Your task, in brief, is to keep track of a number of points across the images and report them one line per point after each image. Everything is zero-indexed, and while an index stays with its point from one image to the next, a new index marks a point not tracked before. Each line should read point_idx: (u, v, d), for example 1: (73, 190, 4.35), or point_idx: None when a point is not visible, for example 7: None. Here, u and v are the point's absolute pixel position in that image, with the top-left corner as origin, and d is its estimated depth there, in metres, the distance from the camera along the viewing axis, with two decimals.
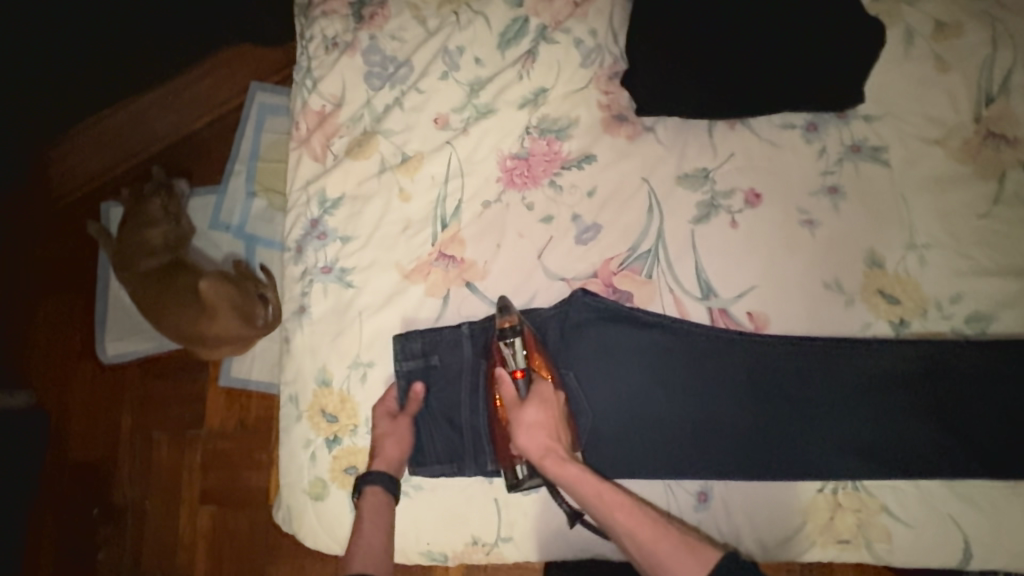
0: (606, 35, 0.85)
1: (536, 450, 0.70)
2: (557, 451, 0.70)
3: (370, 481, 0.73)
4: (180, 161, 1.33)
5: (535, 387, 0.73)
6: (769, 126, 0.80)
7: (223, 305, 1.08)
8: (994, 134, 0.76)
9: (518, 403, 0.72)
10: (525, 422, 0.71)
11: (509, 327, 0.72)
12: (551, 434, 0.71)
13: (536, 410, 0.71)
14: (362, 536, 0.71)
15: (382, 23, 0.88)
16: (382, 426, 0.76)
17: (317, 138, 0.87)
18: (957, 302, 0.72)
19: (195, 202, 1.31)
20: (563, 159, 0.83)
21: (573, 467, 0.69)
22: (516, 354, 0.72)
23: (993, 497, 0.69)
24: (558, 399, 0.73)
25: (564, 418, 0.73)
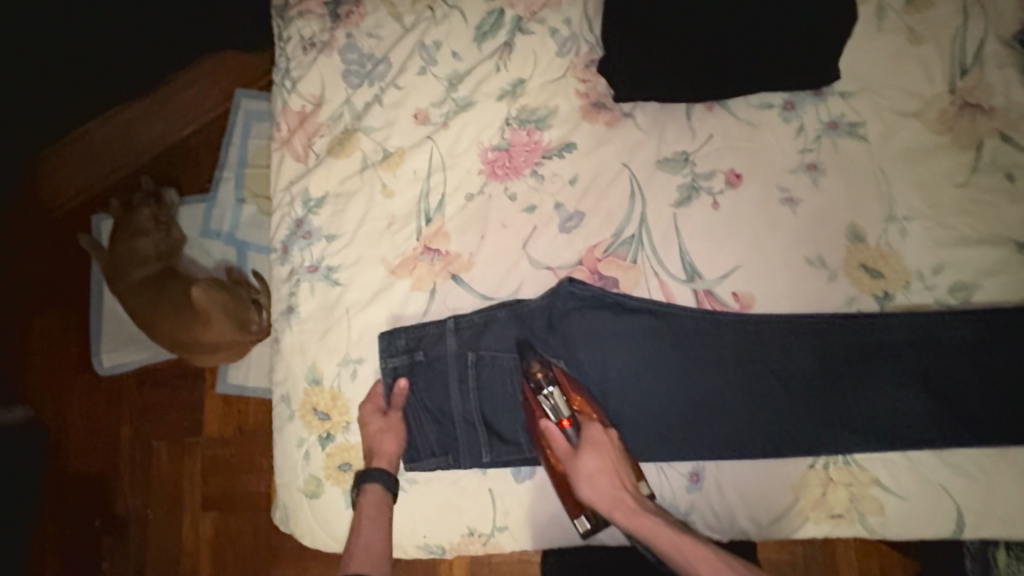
0: (581, 23, 0.85)
1: (602, 501, 0.70)
2: (624, 499, 0.70)
3: (369, 479, 0.74)
4: (169, 170, 1.33)
5: (586, 432, 0.73)
6: (747, 107, 0.81)
7: (214, 310, 1.08)
8: (969, 104, 0.76)
9: (572, 455, 0.72)
10: (584, 474, 0.71)
11: (541, 375, 0.74)
12: (612, 478, 0.70)
13: (593, 458, 0.71)
14: (361, 536, 0.71)
15: (358, 21, 0.88)
16: (377, 426, 0.76)
17: (298, 138, 0.87)
18: (940, 273, 0.73)
19: (185, 210, 1.31)
20: (544, 148, 0.83)
21: (645, 518, 0.69)
22: (558, 406, 0.74)
23: (982, 464, 0.70)
24: (612, 441, 0.72)
25: (622, 459, 0.72)
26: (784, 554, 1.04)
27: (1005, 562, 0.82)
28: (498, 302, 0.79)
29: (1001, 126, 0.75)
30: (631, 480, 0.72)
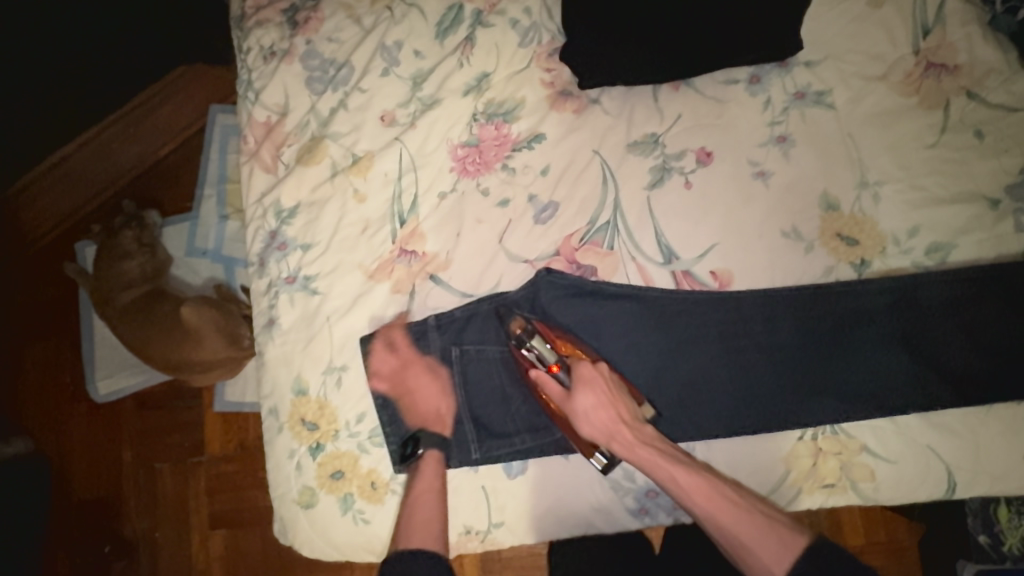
0: (541, 12, 0.85)
1: (602, 435, 0.70)
2: (622, 431, 0.69)
3: (427, 439, 0.76)
4: (149, 191, 1.33)
5: (576, 372, 0.71)
6: (713, 84, 0.80)
7: (207, 328, 1.10)
8: (934, 64, 0.75)
9: (567, 397, 0.71)
10: (580, 413, 0.70)
11: (523, 330, 0.74)
12: (609, 413, 0.70)
13: (588, 396, 0.70)
14: (417, 502, 0.71)
15: (317, 26, 0.87)
16: (428, 386, 0.79)
17: (266, 149, 0.86)
18: (915, 236, 0.72)
19: (169, 230, 1.30)
20: (513, 141, 0.82)
21: (642, 451, 0.68)
22: (543, 354, 0.72)
23: (969, 423, 0.70)
24: (603, 376, 0.72)
25: (615, 390, 0.71)
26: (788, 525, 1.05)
27: (1007, 517, 0.85)
28: (478, 298, 0.79)
29: (966, 83, 0.75)
30: (631, 413, 0.71)
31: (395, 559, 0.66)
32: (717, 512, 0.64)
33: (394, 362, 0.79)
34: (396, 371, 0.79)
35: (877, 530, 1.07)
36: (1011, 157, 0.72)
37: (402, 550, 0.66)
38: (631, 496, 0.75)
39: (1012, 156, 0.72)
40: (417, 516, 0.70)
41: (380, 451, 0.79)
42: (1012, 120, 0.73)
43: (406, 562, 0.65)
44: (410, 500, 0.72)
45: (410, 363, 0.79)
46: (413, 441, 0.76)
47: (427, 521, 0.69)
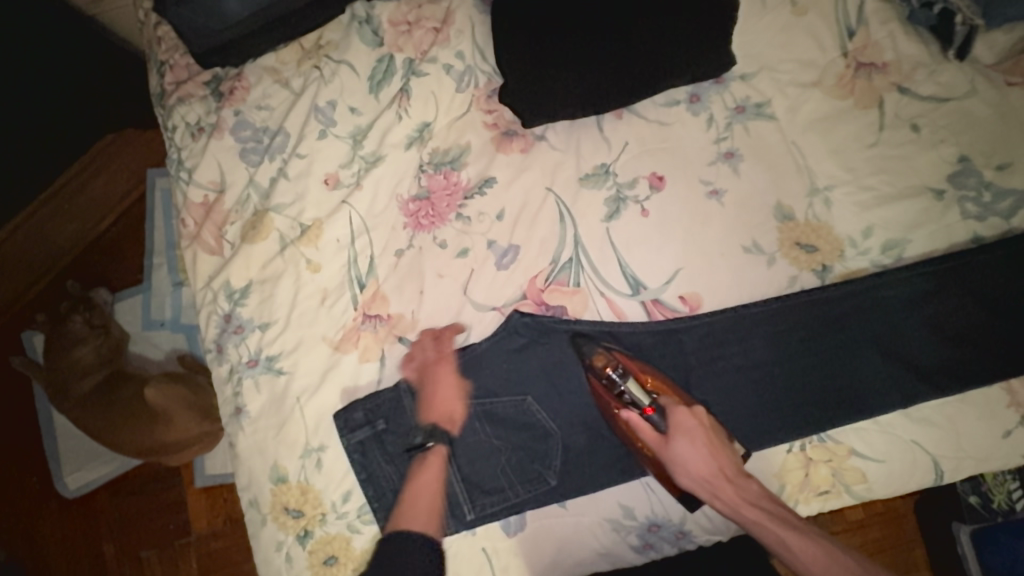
0: (474, 54, 0.83)
1: (705, 487, 0.69)
2: (725, 485, 0.68)
3: (436, 437, 0.73)
4: (93, 266, 1.26)
5: (674, 420, 0.70)
6: (655, 108, 0.80)
7: (177, 408, 1.03)
8: (864, 65, 0.77)
9: (663, 443, 0.69)
10: (679, 463, 0.68)
11: (611, 370, 0.71)
12: (712, 467, 0.68)
13: (688, 447, 0.68)
14: (416, 484, 0.72)
15: (244, 95, 0.84)
16: (448, 388, 0.74)
17: (207, 230, 0.83)
18: (870, 236, 0.74)
19: (122, 304, 1.24)
20: (464, 189, 0.80)
21: (749, 508, 0.67)
22: (637, 397, 0.70)
23: (946, 413, 0.71)
24: (703, 424, 0.69)
25: (717, 440, 0.69)
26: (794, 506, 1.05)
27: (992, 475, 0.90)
28: (450, 354, 0.76)
29: (896, 80, 0.76)
30: (736, 467, 0.69)
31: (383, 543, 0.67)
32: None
33: (431, 352, 0.75)
34: (429, 362, 0.75)
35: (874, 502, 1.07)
36: (947, 147, 0.74)
37: (398, 529, 0.68)
38: (634, 534, 0.74)
39: (948, 146, 0.74)
40: (418, 503, 0.71)
41: (372, 528, 0.75)
42: (943, 111, 0.75)
43: (397, 540, 0.67)
44: (413, 485, 0.72)
45: (446, 356, 0.75)
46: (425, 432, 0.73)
47: (423, 507, 0.71)
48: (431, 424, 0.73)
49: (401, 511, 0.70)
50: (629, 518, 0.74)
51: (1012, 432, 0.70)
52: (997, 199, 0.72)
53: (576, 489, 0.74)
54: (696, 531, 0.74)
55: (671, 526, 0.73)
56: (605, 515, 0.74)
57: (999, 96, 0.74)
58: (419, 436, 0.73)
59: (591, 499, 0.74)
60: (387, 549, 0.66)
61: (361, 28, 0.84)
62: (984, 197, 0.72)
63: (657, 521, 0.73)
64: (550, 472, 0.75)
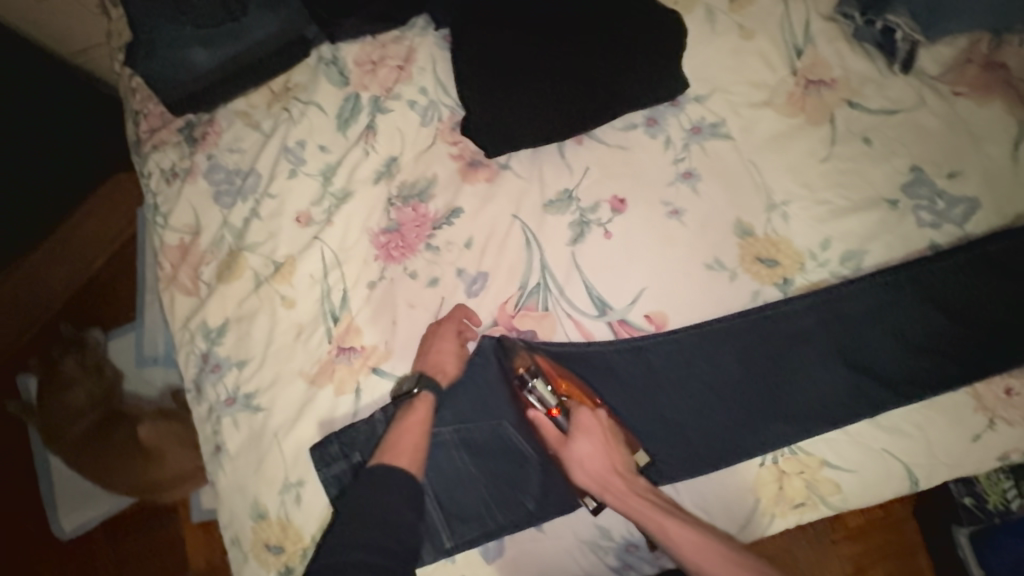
0: (436, 89, 0.85)
1: (595, 482, 0.71)
2: (615, 479, 0.70)
3: (425, 385, 0.74)
4: (85, 312, 1.29)
5: (574, 417, 0.73)
6: (614, 132, 0.82)
7: (169, 444, 1.10)
8: (813, 82, 0.79)
9: (564, 441, 0.72)
10: (575, 457, 0.71)
11: (524, 370, 0.75)
12: (604, 460, 0.71)
13: (584, 442, 0.71)
14: (402, 433, 0.73)
15: (216, 139, 0.87)
16: (448, 346, 0.76)
17: (184, 272, 0.85)
18: (828, 247, 0.75)
19: (114, 344, 1.25)
20: (432, 220, 0.82)
21: (637, 501, 0.69)
22: (544, 396, 0.74)
23: (915, 419, 0.71)
24: (602, 424, 0.73)
25: (613, 439, 0.73)
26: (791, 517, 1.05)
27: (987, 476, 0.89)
28: None
29: (846, 95, 0.78)
30: (627, 464, 0.72)
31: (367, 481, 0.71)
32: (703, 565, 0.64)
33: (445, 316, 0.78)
34: (435, 325, 0.77)
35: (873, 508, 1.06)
36: (899, 158, 0.75)
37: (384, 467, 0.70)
38: (612, 555, 0.74)
39: (900, 157, 0.75)
40: (404, 441, 0.73)
41: None
42: (894, 123, 0.77)
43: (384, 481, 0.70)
44: (399, 426, 0.74)
45: (450, 320, 0.77)
46: (414, 379, 0.74)
47: (408, 451, 0.72)
48: (418, 374, 0.74)
49: (383, 451, 0.72)
50: (606, 540, 0.74)
51: (982, 436, 0.70)
52: (951, 206, 0.74)
53: (553, 513, 0.74)
54: None
55: (649, 546, 0.74)
56: (583, 537, 0.74)
57: (947, 106, 0.76)
58: (406, 384, 0.75)
59: (567, 520, 0.74)
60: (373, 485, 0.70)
61: (328, 69, 0.87)
62: (938, 205, 0.74)
63: (636, 541, 0.74)
64: (527, 497, 0.75)
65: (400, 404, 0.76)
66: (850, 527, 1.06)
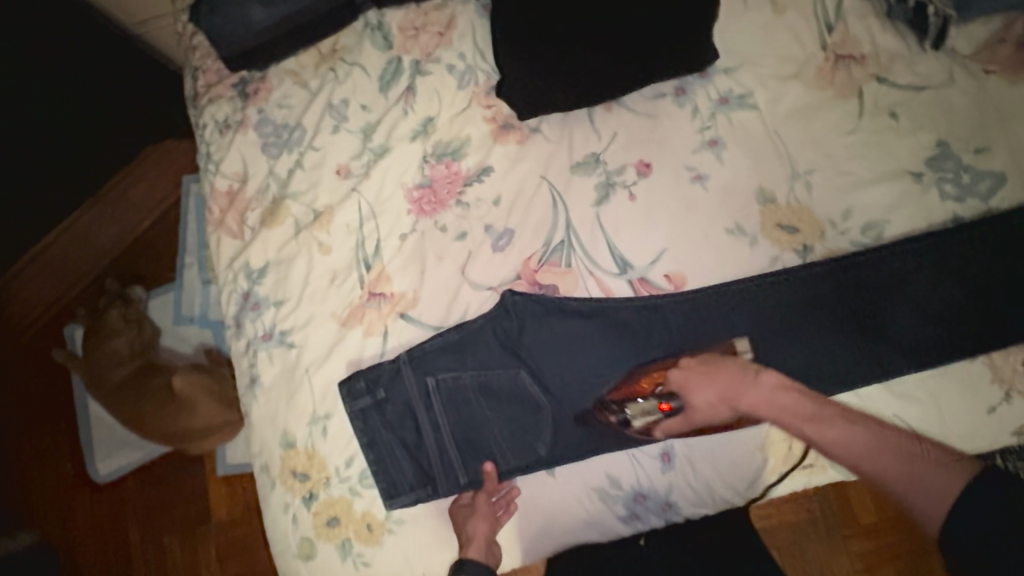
0: (474, 55, 0.89)
1: (725, 405, 0.72)
2: (740, 396, 0.71)
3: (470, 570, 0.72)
4: (127, 266, 1.36)
5: (673, 383, 0.74)
6: (643, 101, 0.85)
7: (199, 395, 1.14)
8: (842, 57, 0.81)
9: (690, 413, 0.73)
10: (703, 406, 0.72)
11: (613, 416, 0.76)
12: (716, 387, 0.72)
13: (694, 391, 0.73)
14: None
15: (266, 95, 0.93)
16: (483, 519, 0.76)
17: (231, 216, 0.91)
18: (849, 217, 0.76)
19: (155, 302, 1.34)
20: (463, 177, 0.87)
21: (764, 407, 0.70)
22: (642, 407, 0.74)
23: (928, 388, 0.72)
24: (693, 367, 0.73)
25: (710, 363, 0.73)
26: (802, 513, 1.06)
27: None
28: (448, 329, 0.81)
29: (875, 70, 0.80)
30: (742, 376, 0.71)
31: None
32: (861, 453, 0.65)
33: (485, 506, 0.77)
34: (471, 513, 0.77)
35: (888, 507, 1.06)
36: (925, 133, 0.77)
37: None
38: (619, 503, 0.77)
39: (926, 133, 0.77)
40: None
41: (371, 492, 0.79)
42: (922, 99, 0.78)
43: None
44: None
45: (489, 519, 0.76)
46: (458, 566, 0.73)
47: None
48: (461, 560, 0.73)
49: None
50: (615, 487, 0.76)
51: (997, 409, 0.71)
52: (975, 181, 0.74)
53: (566, 459, 0.77)
54: (682, 502, 0.76)
55: (657, 496, 0.76)
56: (592, 483, 0.77)
57: (976, 84, 0.77)
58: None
59: (578, 466, 0.77)
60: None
61: (373, 34, 0.92)
62: (963, 179, 0.75)
63: (643, 491, 0.76)
64: (540, 443, 0.78)
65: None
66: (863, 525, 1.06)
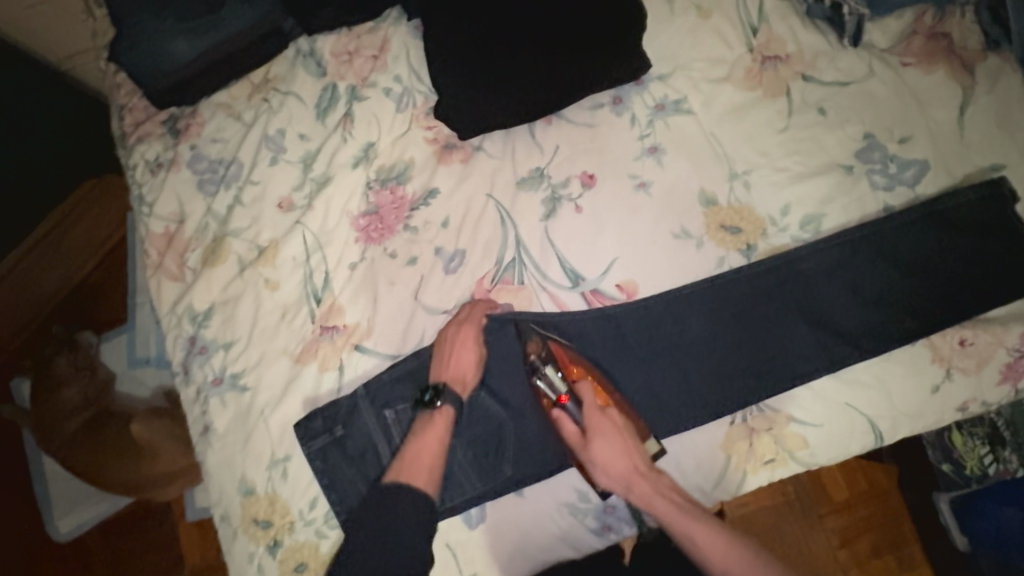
0: (410, 76, 0.88)
1: (618, 481, 0.72)
2: (637, 481, 0.71)
3: (445, 398, 0.74)
4: (77, 309, 1.31)
5: (587, 417, 0.74)
6: (582, 112, 0.85)
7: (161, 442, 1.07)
8: (769, 58, 0.83)
9: (583, 443, 0.73)
10: (597, 462, 0.72)
11: (536, 356, 0.77)
12: (624, 461, 0.72)
13: (604, 445, 0.72)
14: (419, 445, 0.74)
15: (198, 130, 0.90)
16: (468, 355, 0.76)
17: (170, 258, 0.87)
18: (788, 213, 0.78)
19: (107, 345, 1.28)
20: (410, 201, 0.85)
21: (654, 493, 0.71)
22: (554, 383, 0.75)
23: (877, 373, 0.75)
24: (616, 424, 0.74)
25: (629, 437, 0.74)
26: (780, 496, 1.11)
27: (962, 441, 0.93)
28: (405, 357, 0.80)
29: (800, 69, 0.82)
30: (648, 462, 0.73)
31: (380, 497, 0.70)
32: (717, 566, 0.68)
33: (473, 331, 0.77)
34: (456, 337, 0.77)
35: (858, 483, 1.12)
36: (852, 126, 0.79)
37: (400, 487, 0.70)
38: (591, 517, 0.76)
39: (854, 125, 0.79)
40: (420, 459, 0.73)
41: (338, 533, 0.77)
42: (846, 93, 0.81)
43: (392, 497, 0.70)
44: (416, 441, 0.74)
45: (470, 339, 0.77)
46: (435, 391, 0.74)
47: (425, 465, 0.72)
48: (439, 385, 0.74)
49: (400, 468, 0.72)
50: (584, 502, 0.76)
51: (941, 387, 0.73)
52: (902, 170, 0.77)
53: (534, 478, 0.76)
54: None
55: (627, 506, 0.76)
56: (562, 500, 0.77)
57: (895, 75, 0.80)
58: (428, 395, 0.74)
59: (546, 484, 0.77)
60: (382, 503, 0.69)
61: (305, 61, 0.90)
62: (890, 168, 0.78)
63: (613, 502, 0.77)
64: (506, 464, 0.77)
65: (419, 413, 0.76)
66: (837, 501, 1.11)
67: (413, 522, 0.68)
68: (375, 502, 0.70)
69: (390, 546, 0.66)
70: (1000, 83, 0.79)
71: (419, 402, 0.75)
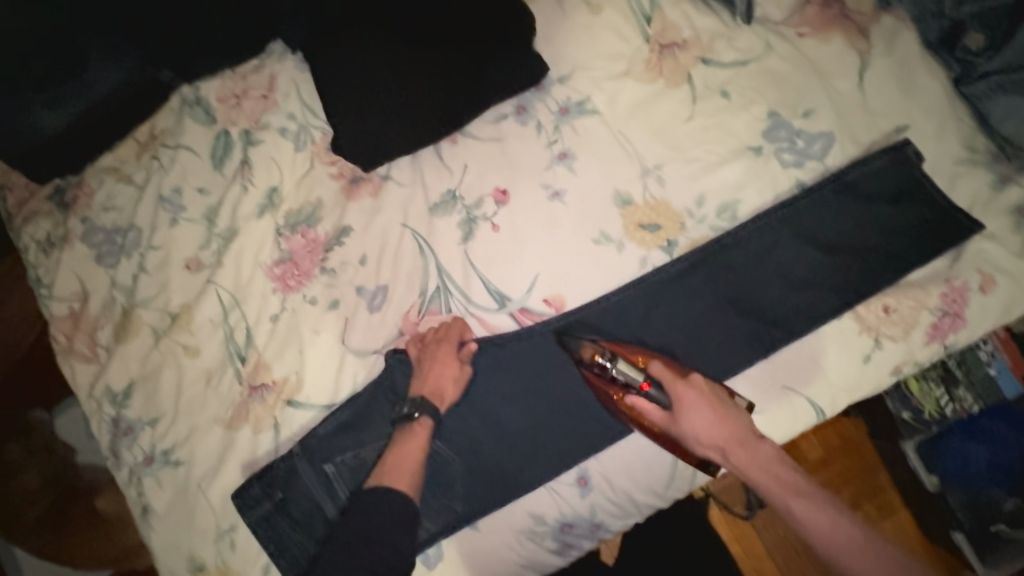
0: (304, 112, 0.84)
1: (712, 449, 0.66)
2: (735, 448, 0.65)
3: (424, 408, 0.72)
4: None
5: (671, 394, 0.67)
6: (486, 126, 0.82)
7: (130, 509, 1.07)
8: (666, 46, 0.81)
9: (670, 420, 0.67)
10: (690, 436, 0.66)
11: (600, 357, 0.71)
12: (717, 432, 0.65)
13: (693, 420, 0.66)
14: (400, 456, 0.71)
15: (88, 201, 0.86)
16: (450, 369, 0.74)
17: (80, 339, 0.83)
18: (704, 203, 0.77)
19: None
20: (323, 243, 0.82)
21: (756, 464, 0.65)
22: (627, 372, 0.70)
23: (810, 352, 0.75)
24: (706, 396, 0.67)
25: (719, 405, 0.67)
26: None
27: (917, 388, 0.95)
28: (339, 407, 0.77)
29: (699, 53, 0.81)
30: (744, 429, 0.66)
31: (361, 505, 0.68)
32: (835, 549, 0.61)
33: (448, 341, 0.75)
34: (431, 346, 0.75)
35: (829, 437, 1.10)
36: (756, 105, 0.78)
37: (383, 491, 0.68)
38: (549, 538, 0.76)
39: (757, 105, 0.78)
40: (403, 465, 0.70)
41: None
42: (747, 73, 0.79)
43: (375, 505, 0.67)
44: (398, 449, 0.71)
45: (447, 350, 0.74)
46: (414, 403, 0.72)
47: (406, 472, 0.70)
48: (418, 398, 0.72)
49: (381, 476, 0.70)
50: (541, 525, 0.75)
51: (872, 355, 0.74)
52: (809, 144, 0.77)
53: (486, 508, 0.75)
54: (607, 518, 0.76)
55: (582, 521, 0.76)
56: (517, 527, 0.76)
57: (793, 49, 0.79)
58: (406, 407, 0.73)
59: (500, 513, 0.76)
60: (364, 509, 0.67)
61: (192, 110, 0.86)
62: (798, 144, 0.77)
63: (569, 520, 0.75)
64: (455, 498, 0.76)
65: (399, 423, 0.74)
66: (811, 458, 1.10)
67: (398, 527, 0.66)
68: (355, 511, 0.67)
69: (366, 548, 0.64)
70: (894, 44, 0.78)
71: (398, 415, 0.73)
